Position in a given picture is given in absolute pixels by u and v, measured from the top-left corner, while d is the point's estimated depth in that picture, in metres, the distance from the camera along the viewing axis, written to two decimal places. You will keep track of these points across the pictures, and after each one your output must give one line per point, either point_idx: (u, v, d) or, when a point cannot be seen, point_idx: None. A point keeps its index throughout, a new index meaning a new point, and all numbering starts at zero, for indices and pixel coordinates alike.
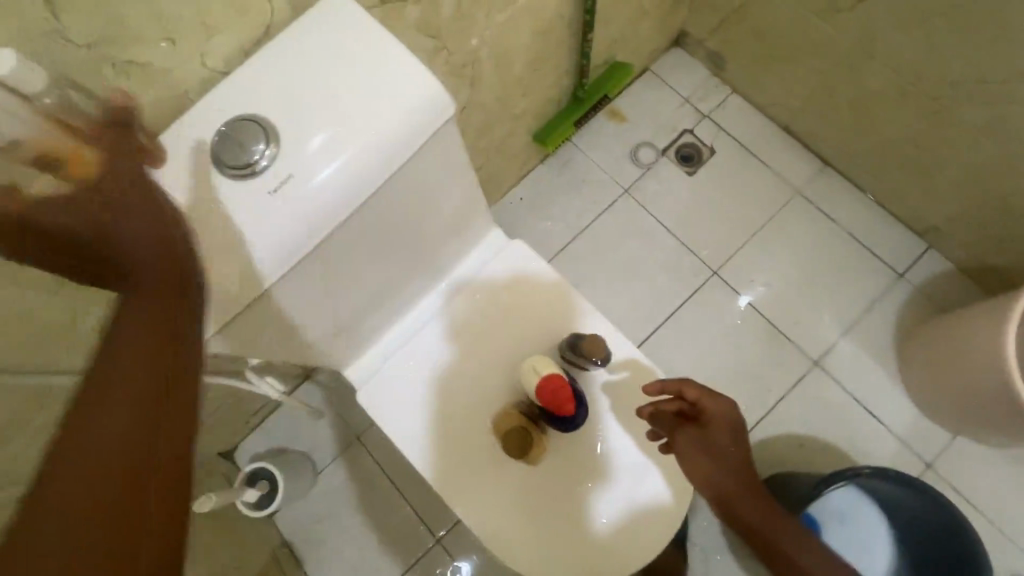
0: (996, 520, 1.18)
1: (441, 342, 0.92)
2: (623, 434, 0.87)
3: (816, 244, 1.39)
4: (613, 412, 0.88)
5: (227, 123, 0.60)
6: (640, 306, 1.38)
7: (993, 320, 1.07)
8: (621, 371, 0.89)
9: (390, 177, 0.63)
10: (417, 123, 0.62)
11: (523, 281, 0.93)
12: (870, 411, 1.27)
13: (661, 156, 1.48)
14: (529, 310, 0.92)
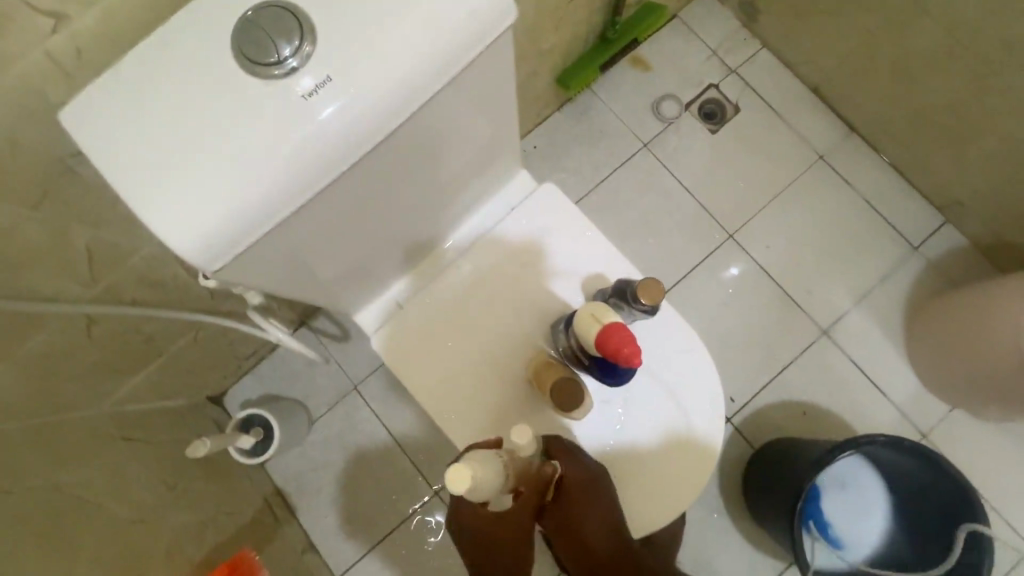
0: (981, 489, 1.23)
1: (461, 292, 0.85)
2: (645, 399, 0.84)
3: (834, 211, 1.35)
4: (639, 374, 0.84)
5: (253, 9, 0.49)
6: (654, 263, 1.34)
7: (1014, 296, 1.06)
8: (652, 332, 0.85)
9: (439, 87, 0.55)
10: (477, 26, 0.53)
11: (552, 232, 0.86)
12: (874, 382, 1.28)
13: (684, 111, 1.41)
14: (559, 262, 0.86)
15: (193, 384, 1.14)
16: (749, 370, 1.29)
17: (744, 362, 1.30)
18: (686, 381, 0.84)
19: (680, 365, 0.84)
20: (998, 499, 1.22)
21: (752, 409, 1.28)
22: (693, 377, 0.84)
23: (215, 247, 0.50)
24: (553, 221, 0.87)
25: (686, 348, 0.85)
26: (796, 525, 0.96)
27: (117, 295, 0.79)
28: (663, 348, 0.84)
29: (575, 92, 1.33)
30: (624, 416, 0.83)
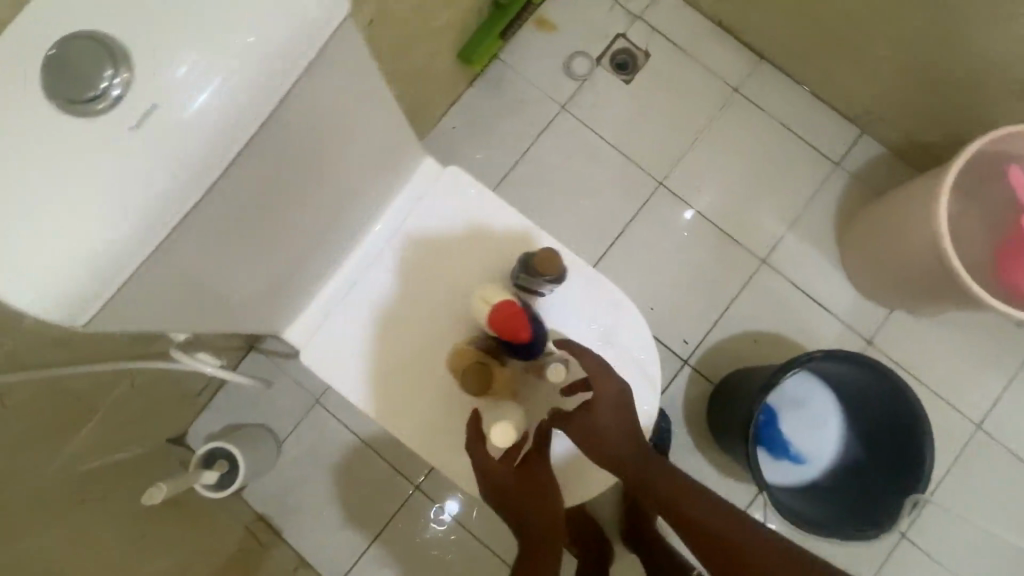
0: (927, 381, 1.30)
1: (384, 295, 0.85)
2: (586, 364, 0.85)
3: (756, 141, 1.37)
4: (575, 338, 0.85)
5: (61, 43, 0.46)
6: (591, 223, 1.35)
7: (922, 197, 1.10)
8: (581, 296, 0.85)
9: (283, 95, 0.52)
10: (304, 24, 0.50)
11: (467, 219, 0.86)
12: (817, 300, 1.32)
13: (595, 66, 1.39)
14: (477, 246, 0.85)
15: (149, 429, 1.12)
16: (697, 310, 1.32)
17: (692, 303, 1.33)
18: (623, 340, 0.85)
19: (615, 325, 0.85)
20: (944, 388, 1.29)
21: (706, 347, 1.31)
22: (629, 335, 0.85)
23: (84, 294, 0.48)
24: (463, 204, 0.86)
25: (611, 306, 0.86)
26: (750, 451, 1.00)
27: (27, 360, 0.76)
28: (594, 312, 0.85)
29: (481, 66, 1.30)
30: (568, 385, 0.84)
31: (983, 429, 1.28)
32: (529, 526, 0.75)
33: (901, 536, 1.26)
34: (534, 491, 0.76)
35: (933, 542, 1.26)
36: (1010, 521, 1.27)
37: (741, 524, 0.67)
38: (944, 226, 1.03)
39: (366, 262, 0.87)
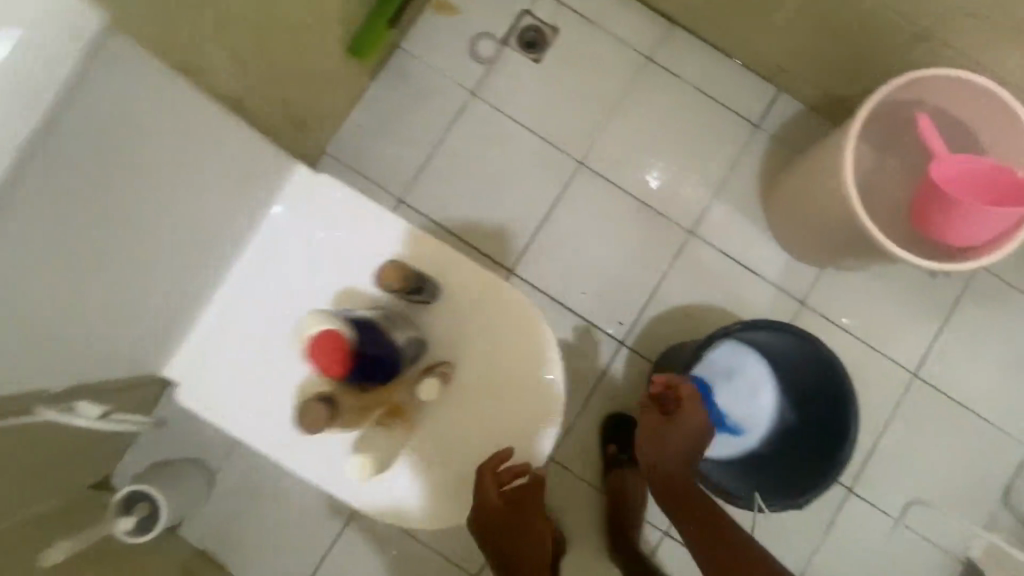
0: (860, 335, 1.30)
1: (269, 315, 0.84)
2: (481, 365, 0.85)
3: (673, 111, 1.34)
4: (469, 339, 0.86)
5: None
6: (512, 213, 1.30)
7: (827, 157, 1.08)
8: (468, 296, 0.86)
9: (23, 132, 0.44)
10: (19, 53, 0.42)
11: (347, 232, 0.85)
12: (748, 267, 1.31)
13: (502, 47, 1.33)
14: (357, 258, 0.85)
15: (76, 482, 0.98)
16: (630, 289, 1.30)
17: (624, 283, 1.30)
18: (517, 337, 0.85)
19: (507, 324, 0.85)
20: (877, 340, 1.30)
21: (640, 326, 1.30)
22: (521, 332, 0.85)
23: None
24: (342, 215, 0.84)
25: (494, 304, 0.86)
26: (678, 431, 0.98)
27: None
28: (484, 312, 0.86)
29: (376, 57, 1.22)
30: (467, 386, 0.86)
31: (919, 376, 1.30)
32: (500, 527, 0.86)
33: (847, 490, 1.28)
34: (511, 504, 0.85)
35: (878, 492, 1.29)
36: (951, 463, 1.29)
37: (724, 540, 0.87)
38: (851, 186, 1.00)
39: (247, 283, 0.83)
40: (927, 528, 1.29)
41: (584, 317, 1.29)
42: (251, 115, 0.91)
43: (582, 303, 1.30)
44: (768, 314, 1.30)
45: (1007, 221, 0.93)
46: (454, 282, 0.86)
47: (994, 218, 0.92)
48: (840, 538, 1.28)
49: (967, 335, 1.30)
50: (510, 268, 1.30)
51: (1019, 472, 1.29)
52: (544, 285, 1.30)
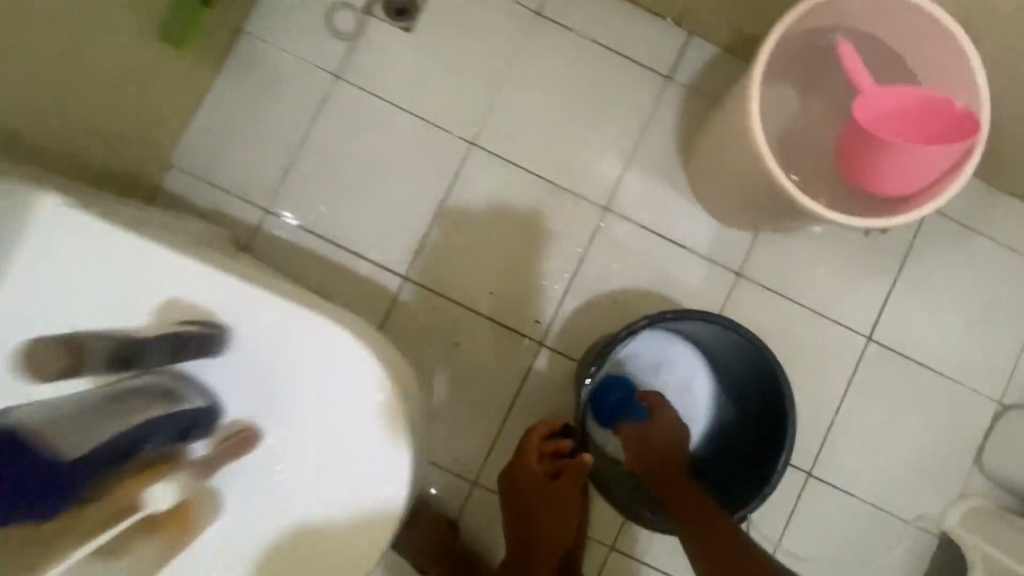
0: (804, 302, 1.17)
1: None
2: (304, 418, 0.66)
3: (572, 71, 1.16)
4: (286, 391, 0.66)
5: None
6: (399, 210, 1.14)
7: (736, 105, 0.92)
8: (277, 341, 0.65)
9: None
10: None
11: (103, 280, 0.62)
12: (673, 241, 1.15)
13: (365, 18, 1.14)
14: (116, 309, 0.62)
15: None
16: (542, 283, 1.14)
17: (535, 276, 1.14)
18: (349, 384, 0.65)
19: (334, 372, 0.65)
20: (822, 304, 1.17)
21: (560, 321, 1.14)
22: (351, 379, 0.65)
23: None
24: (94, 260, 0.61)
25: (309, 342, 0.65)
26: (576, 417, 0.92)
27: None
28: (299, 357, 0.65)
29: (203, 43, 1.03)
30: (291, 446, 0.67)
31: (872, 341, 1.17)
32: (527, 499, 0.94)
33: (806, 475, 1.16)
34: (542, 482, 0.93)
35: (840, 473, 1.17)
36: (914, 430, 1.18)
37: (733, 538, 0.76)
38: (761, 137, 0.87)
39: None
40: (895, 504, 1.17)
41: (494, 320, 1.14)
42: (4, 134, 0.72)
43: (491, 304, 1.14)
44: (701, 291, 1.16)
45: (945, 161, 0.79)
46: (254, 323, 0.65)
47: (930, 158, 0.78)
48: (804, 530, 1.16)
49: (919, 290, 1.18)
50: (404, 275, 1.13)
51: (989, 433, 1.18)
52: (444, 289, 1.13)
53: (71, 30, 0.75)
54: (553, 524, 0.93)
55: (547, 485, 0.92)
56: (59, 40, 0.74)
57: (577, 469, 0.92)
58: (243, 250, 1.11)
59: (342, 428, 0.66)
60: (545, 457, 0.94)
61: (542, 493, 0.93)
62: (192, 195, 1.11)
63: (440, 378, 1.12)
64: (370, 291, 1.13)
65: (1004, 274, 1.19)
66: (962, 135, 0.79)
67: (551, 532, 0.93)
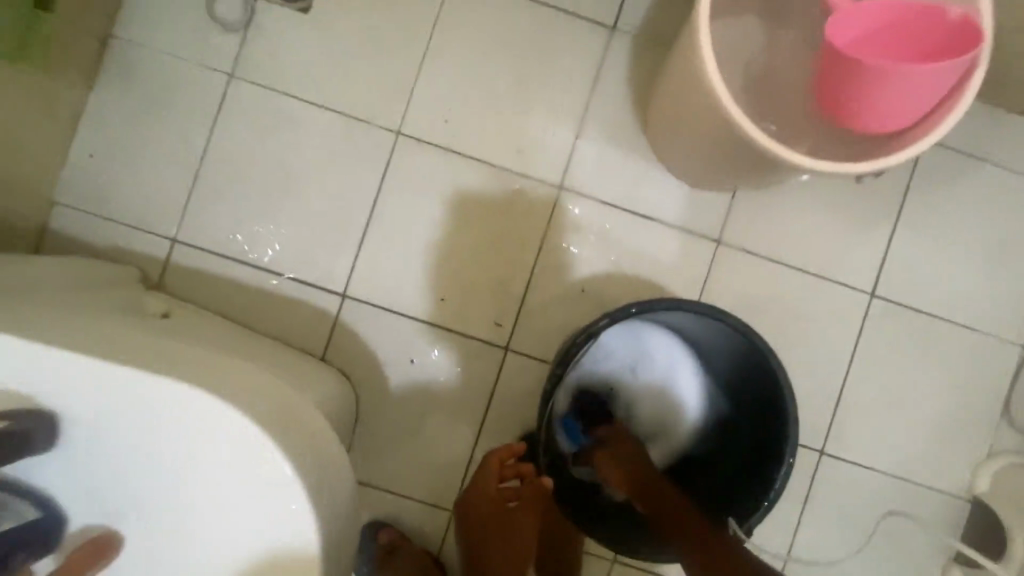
0: (796, 263, 1.04)
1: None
2: (178, 512, 0.51)
3: (502, 33, 1.01)
4: (149, 479, 0.51)
5: None
6: (326, 219, 0.99)
7: (688, 46, 0.77)
8: (132, 424, 0.50)
9: None
10: None
11: None
12: (641, 214, 1.02)
13: (255, 3, 0.98)
14: None
15: None
16: (500, 280, 1.01)
17: (491, 274, 1.01)
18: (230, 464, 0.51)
19: (207, 449, 0.51)
20: (815, 263, 1.04)
21: (525, 321, 1.01)
22: (230, 458, 0.51)
23: None
24: None
25: (161, 422, 0.50)
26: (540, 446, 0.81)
27: None
28: (163, 438, 0.50)
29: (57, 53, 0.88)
30: (164, 546, 0.52)
31: (877, 298, 1.04)
32: (487, 542, 0.81)
33: (818, 454, 1.05)
34: (505, 515, 0.81)
35: (855, 447, 1.05)
36: (933, 389, 1.06)
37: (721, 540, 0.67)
38: (716, 80, 0.73)
39: None
40: (919, 472, 1.06)
41: (450, 329, 1.01)
42: None
43: (444, 313, 1.00)
44: (679, 266, 1.02)
45: (945, 84, 0.65)
46: (94, 404, 0.50)
47: (929, 80, 0.63)
48: (823, 514, 1.05)
49: (923, 233, 1.05)
50: (342, 292, 1.00)
51: (1014, 384, 1.06)
52: (390, 302, 1.00)
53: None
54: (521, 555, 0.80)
55: (507, 512, 0.81)
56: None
57: (538, 490, 0.80)
58: (154, 289, 0.97)
59: (222, 517, 0.51)
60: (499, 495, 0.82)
61: (503, 525, 0.81)
62: (87, 233, 0.97)
63: (398, 402, 1.00)
64: (306, 316, 0.99)
65: (1015, 205, 1.06)
66: (961, 50, 0.64)
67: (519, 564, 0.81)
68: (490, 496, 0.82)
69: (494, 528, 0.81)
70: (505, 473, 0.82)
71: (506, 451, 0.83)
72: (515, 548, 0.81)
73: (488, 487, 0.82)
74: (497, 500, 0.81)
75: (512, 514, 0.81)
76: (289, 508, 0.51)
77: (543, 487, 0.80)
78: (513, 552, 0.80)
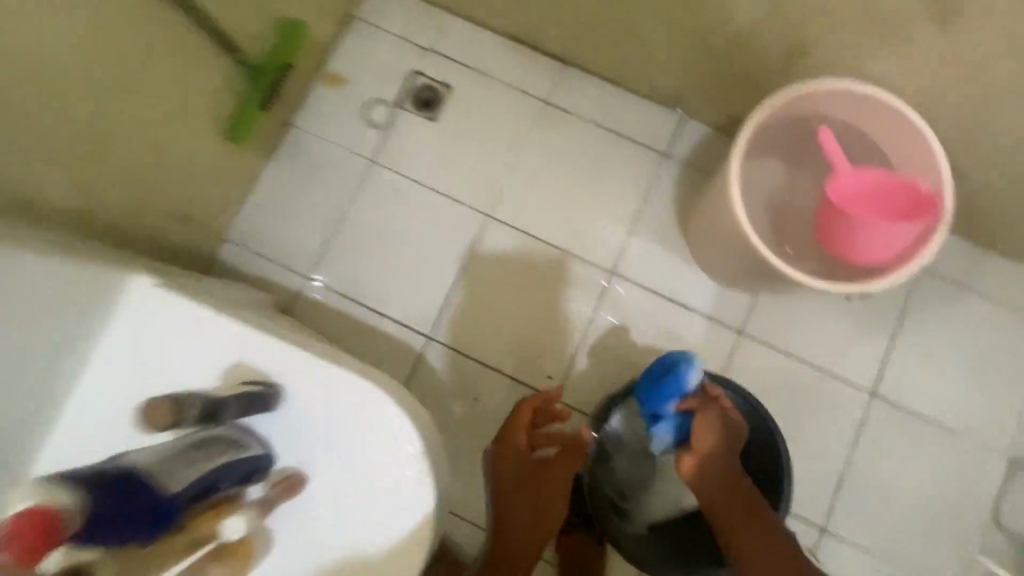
0: (806, 358, 1.22)
1: (81, 456, 0.73)
2: (341, 469, 0.72)
3: (579, 150, 1.30)
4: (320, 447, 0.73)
5: None
6: (424, 276, 1.26)
7: (721, 181, 1.03)
8: (322, 403, 0.73)
9: None
10: None
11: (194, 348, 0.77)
12: (677, 301, 1.24)
13: (396, 110, 1.31)
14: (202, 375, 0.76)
15: None
16: (555, 340, 1.23)
17: (548, 335, 1.23)
18: (382, 439, 0.72)
19: (369, 426, 0.72)
20: (823, 360, 1.22)
21: (573, 377, 1.22)
22: (382, 435, 0.72)
23: None
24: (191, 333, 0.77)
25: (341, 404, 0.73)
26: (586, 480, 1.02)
27: None
28: (340, 415, 0.73)
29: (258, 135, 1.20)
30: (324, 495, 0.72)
31: (876, 396, 1.21)
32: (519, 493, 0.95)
33: (819, 532, 1.18)
34: (535, 461, 0.97)
35: (853, 530, 1.18)
36: (926, 486, 1.19)
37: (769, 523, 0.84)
38: (740, 212, 0.97)
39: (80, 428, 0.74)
40: (914, 564, 1.16)
41: (510, 376, 1.22)
42: (98, 227, 0.88)
43: (507, 361, 1.23)
44: (705, 348, 1.22)
45: (909, 234, 0.88)
46: (302, 383, 0.74)
47: (895, 232, 0.87)
48: None
49: (918, 346, 1.22)
50: (428, 334, 1.24)
51: (1004, 492, 1.18)
52: (465, 347, 1.23)
53: (140, 132, 0.91)
54: (545, 510, 0.95)
55: (538, 467, 0.96)
56: (132, 143, 0.90)
57: (575, 443, 0.98)
58: (286, 313, 1.24)
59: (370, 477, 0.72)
60: (530, 444, 0.99)
61: (533, 477, 0.96)
62: (244, 266, 1.26)
63: (459, 432, 1.20)
64: (397, 351, 1.23)
65: (1003, 331, 1.22)
66: (924, 211, 0.88)
67: (544, 521, 0.95)
68: (525, 448, 0.97)
69: (525, 484, 0.95)
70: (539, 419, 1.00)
71: (543, 398, 1.02)
72: (542, 503, 0.95)
73: (520, 437, 0.98)
74: (526, 452, 0.96)
75: (546, 469, 0.96)
76: (414, 468, 0.72)
77: (580, 441, 0.98)
78: (542, 510, 0.94)
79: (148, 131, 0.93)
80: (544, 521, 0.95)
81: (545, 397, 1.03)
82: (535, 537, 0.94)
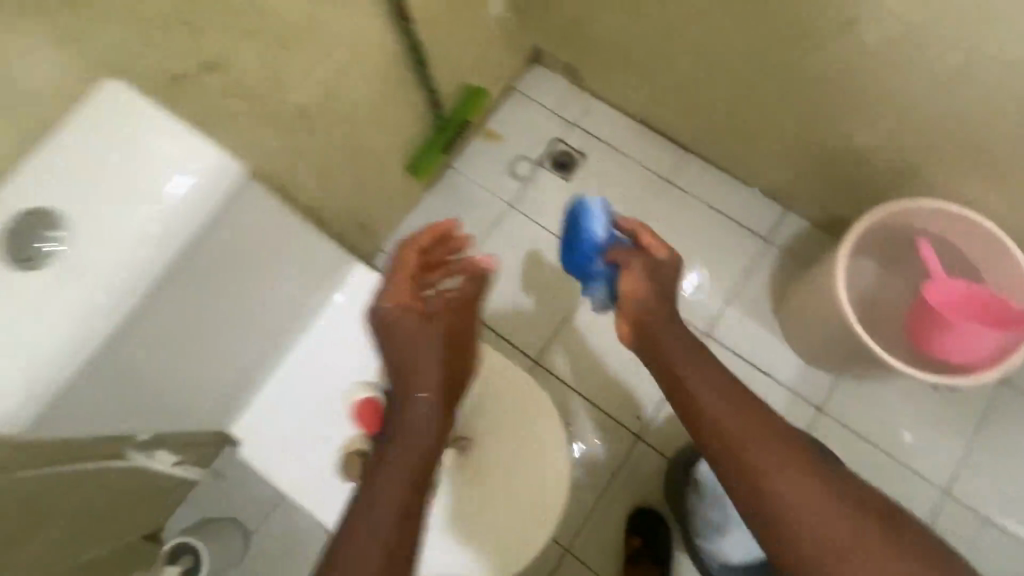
0: (881, 446, 1.30)
1: (298, 398, 0.95)
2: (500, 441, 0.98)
3: (689, 224, 1.50)
4: (485, 420, 0.99)
5: (16, 218, 0.57)
6: (539, 308, 1.45)
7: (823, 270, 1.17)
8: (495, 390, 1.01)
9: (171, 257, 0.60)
10: (198, 190, 0.61)
11: None
12: (763, 370, 1.37)
13: (537, 167, 1.56)
14: None
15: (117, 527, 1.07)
16: (646, 385, 1.37)
17: (641, 380, 1.38)
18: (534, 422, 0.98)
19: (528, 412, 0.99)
20: (898, 451, 1.30)
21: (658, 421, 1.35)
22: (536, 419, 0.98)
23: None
24: None
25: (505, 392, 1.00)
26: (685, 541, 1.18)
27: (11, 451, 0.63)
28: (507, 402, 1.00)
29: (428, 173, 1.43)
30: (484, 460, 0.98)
31: (949, 494, 1.27)
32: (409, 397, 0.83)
33: None
34: (422, 304, 0.87)
35: None
36: None
37: (765, 446, 0.78)
38: (844, 297, 1.10)
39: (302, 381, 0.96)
40: None
41: (601, 409, 1.37)
42: (320, 220, 1.14)
43: (601, 395, 1.37)
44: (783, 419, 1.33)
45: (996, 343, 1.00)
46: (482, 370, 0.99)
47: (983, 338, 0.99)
48: None
49: (995, 454, 1.28)
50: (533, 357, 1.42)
51: None
52: (566, 377, 1.39)
53: (364, 160, 1.18)
54: (430, 368, 0.83)
55: (416, 322, 0.85)
56: (354, 165, 1.16)
57: (468, 272, 0.93)
58: None
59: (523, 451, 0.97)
60: (437, 314, 0.87)
61: (429, 345, 0.85)
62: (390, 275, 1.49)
63: None
64: None
65: None
66: (1014, 326, 1.00)
67: (434, 374, 0.84)
68: (427, 307, 0.87)
69: (405, 344, 0.84)
70: (415, 270, 0.87)
71: (418, 246, 0.89)
72: (449, 400, 0.85)
73: (416, 312, 0.85)
74: (419, 307, 0.85)
75: (432, 309, 0.87)
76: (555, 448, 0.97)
77: (477, 274, 0.93)
78: (446, 345, 0.86)
79: (370, 157, 1.19)
80: (440, 378, 0.84)
81: (438, 261, 0.92)
82: (446, 409, 0.84)
